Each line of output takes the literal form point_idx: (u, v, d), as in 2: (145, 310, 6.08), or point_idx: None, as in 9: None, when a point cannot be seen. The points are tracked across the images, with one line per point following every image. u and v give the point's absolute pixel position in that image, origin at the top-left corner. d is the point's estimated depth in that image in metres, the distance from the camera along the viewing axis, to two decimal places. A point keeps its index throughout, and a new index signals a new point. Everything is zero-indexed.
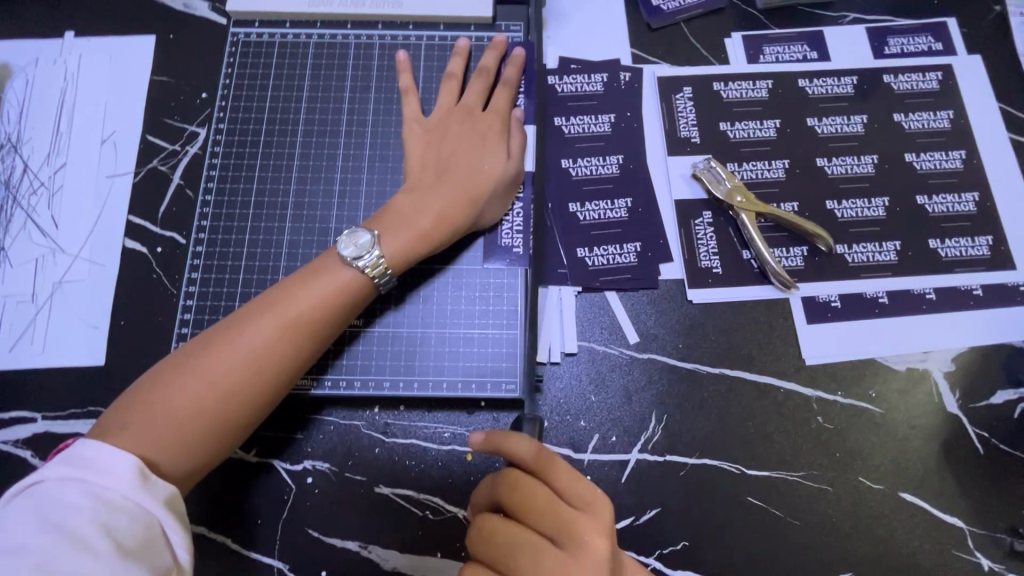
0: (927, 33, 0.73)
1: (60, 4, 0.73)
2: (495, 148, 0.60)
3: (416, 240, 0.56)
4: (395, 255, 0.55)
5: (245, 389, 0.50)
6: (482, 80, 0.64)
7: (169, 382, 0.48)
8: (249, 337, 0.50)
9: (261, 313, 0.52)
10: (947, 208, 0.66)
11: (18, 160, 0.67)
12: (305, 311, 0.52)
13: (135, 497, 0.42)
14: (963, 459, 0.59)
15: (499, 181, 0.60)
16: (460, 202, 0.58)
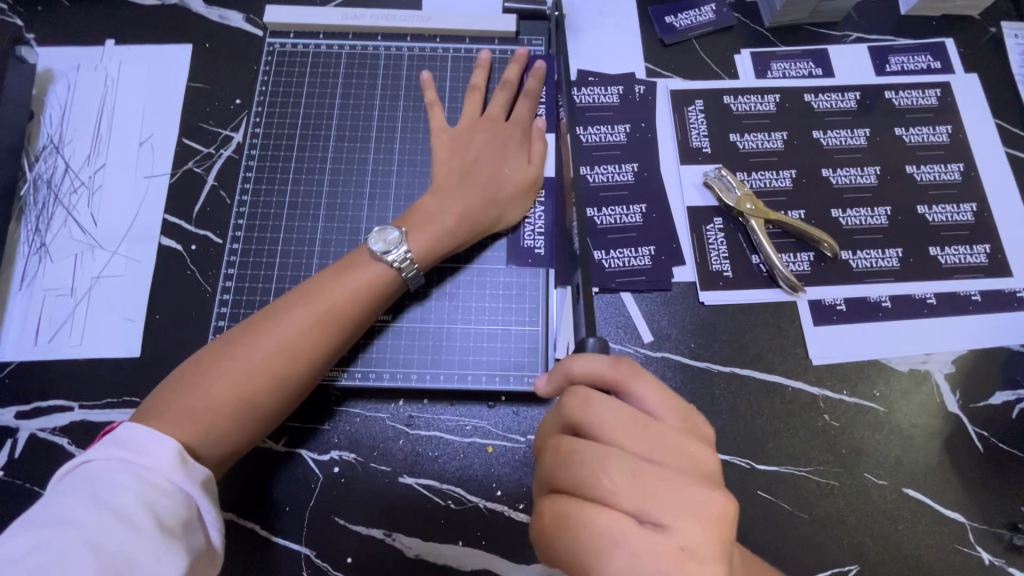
0: (926, 53, 0.77)
1: (102, 13, 0.76)
2: (517, 158, 0.64)
3: (441, 238, 0.59)
4: (421, 252, 0.58)
5: (279, 377, 0.52)
6: (505, 92, 0.67)
7: (208, 370, 0.51)
8: (284, 329, 0.53)
9: (295, 306, 0.54)
10: (946, 217, 0.70)
11: (59, 161, 0.70)
12: (337, 304, 0.55)
13: (175, 479, 0.44)
14: (964, 457, 0.62)
15: (520, 187, 0.63)
16: (483, 205, 0.61)
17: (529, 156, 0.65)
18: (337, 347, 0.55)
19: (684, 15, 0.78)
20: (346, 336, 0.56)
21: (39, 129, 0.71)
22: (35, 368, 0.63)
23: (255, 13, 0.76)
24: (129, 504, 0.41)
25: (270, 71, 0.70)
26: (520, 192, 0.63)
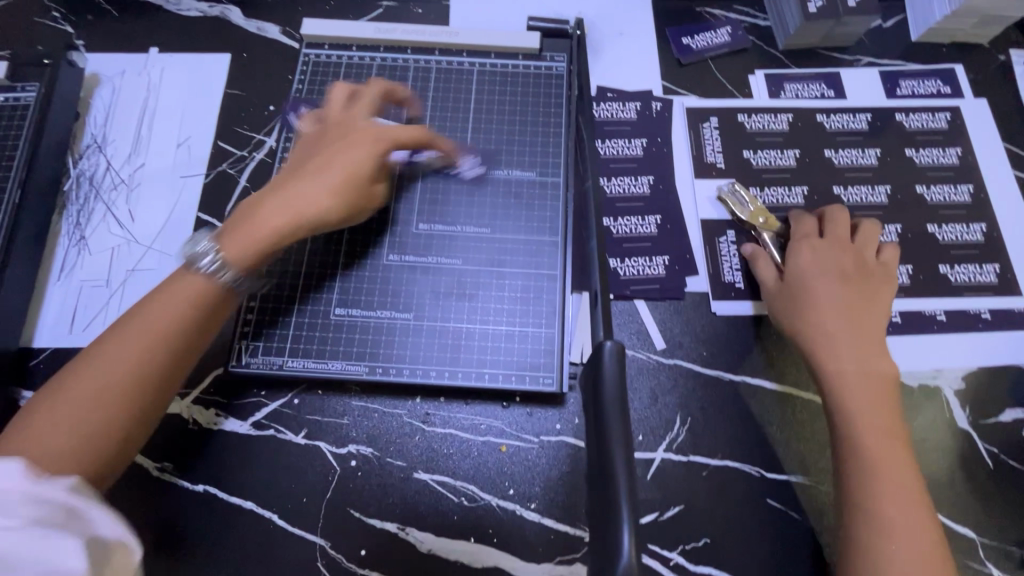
0: (936, 78, 0.79)
1: (148, 23, 0.81)
2: (364, 164, 0.58)
3: (258, 239, 0.53)
4: (233, 253, 0.52)
5: (114, 397, 0.47)
6: (367, 101, 0.65)
7: (35, 413, 0.45)
8: (109, 350, 0.48)
9: (119, 327, 0.49)
10: (956, 236, 0.71)
11: (101, 159, 0.74)
12: (161, 317, 0.49)
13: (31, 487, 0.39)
14: (974, 473, 0.62)
15: (340, 189, 0.57)
16: (317, 205, 0.56)
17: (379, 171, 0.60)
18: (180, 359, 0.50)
19: (701, 36, 0.81)
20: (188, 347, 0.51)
21: (84, 129, 0.75)
22: (69, 355, 0.65)
23: (292, 26, 0.81)
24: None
25: (309, 78, 0.73)
26: (350, 202, 0.58)
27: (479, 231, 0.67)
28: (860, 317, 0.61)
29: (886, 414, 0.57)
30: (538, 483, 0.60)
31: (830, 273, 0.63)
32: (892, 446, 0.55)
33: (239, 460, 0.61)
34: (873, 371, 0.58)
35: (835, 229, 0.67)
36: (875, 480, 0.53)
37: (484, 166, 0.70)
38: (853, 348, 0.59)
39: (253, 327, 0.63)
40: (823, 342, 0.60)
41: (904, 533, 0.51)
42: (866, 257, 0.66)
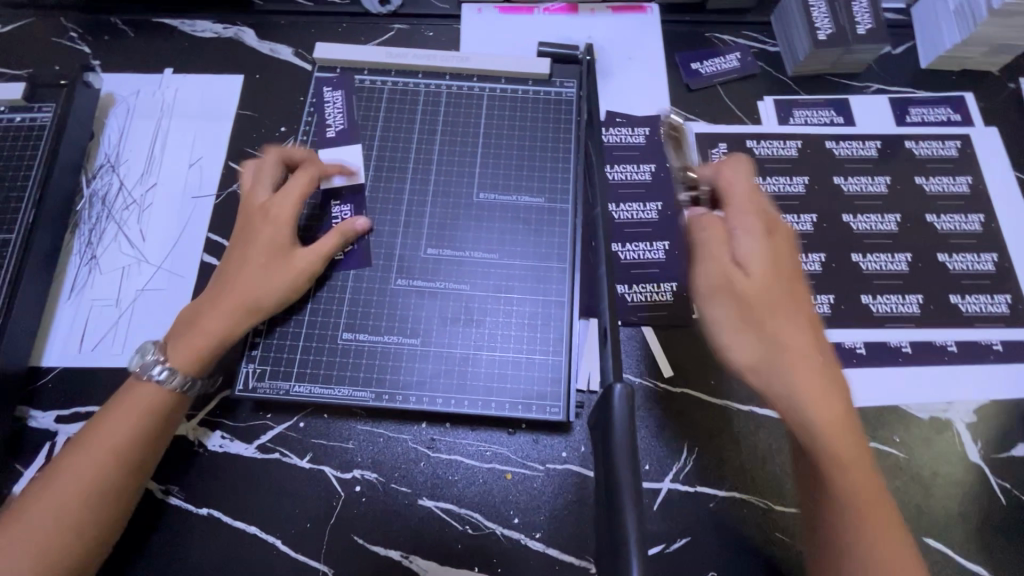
0: (946, 105, 0.79)
1: (163, 44, 0.82)
2: (279, 262, 0.61)
3: (200, 343, 0.58)
4: (181, 361, 0.57)
5: (77, 511, 0.51)
6: (301, 175, 0.65)
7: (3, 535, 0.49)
8: (69, 479, 0.52)
9: (73, 454, 0.53)
10: (966, 266, 0.71)
11: (114, 178, 0.75)
12: (112, 442, 0.54)
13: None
14: (986, 509, 0.61)
15: (276, 274, 0.61)
16: (255, 299, 0.60)
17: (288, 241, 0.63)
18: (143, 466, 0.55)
19: (710, 62, 0.81)
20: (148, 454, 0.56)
21: (97, 148, 0.76)
22: (78, 375, 0.65)
23: (305, 48, 0.82)
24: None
25: (336, 104, 0.73)
26: (282, 279, 0.61)
27: (487, 256, 0.67)
28: (776, 331, 0.51)
29: (853, 451, 0.47)
30: (543, 512, 0.60)
31: (773, 276, 0.53)
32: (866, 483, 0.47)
33: (243, 483, 0.61)
34: (832, 395, 0.48)
35: (736, 188, 0.57)
36: (853, 527, 0.46)
37: (492, 190, 0.70)
38: (811, 374, 0.49)
39: (261, 350, 0.63)
40: (766, 367, 0.50)
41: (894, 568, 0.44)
42: (770, 221, 0.56)
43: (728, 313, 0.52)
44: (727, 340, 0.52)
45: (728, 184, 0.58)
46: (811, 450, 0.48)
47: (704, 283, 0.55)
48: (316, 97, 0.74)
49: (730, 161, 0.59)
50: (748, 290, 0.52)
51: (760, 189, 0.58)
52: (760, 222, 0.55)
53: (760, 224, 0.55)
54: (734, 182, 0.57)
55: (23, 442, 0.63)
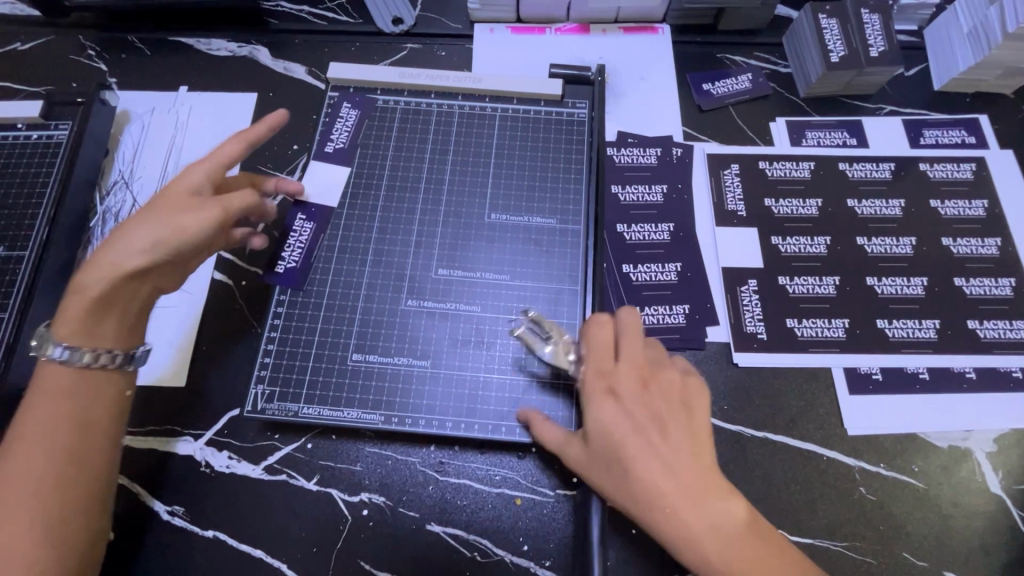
0: (961, 127, 0.79)
1: (178, 62, 0.83)
2: (174, 220, 0.56)
3: (78, 311, 0.54)
4: (64, 331, 0.53)
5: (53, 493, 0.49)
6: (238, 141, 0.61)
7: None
8: (26, 473, 0.49)
9: (20, 448, 0.50)
10: (984, 291, 0.70)
11: (127, 195, 0.75)
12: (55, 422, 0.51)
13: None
14: (1008, 543, 0.59)
15: (166, 223, 0.56)
16: (128, 261, 0.55)
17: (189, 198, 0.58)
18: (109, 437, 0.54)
19: (722, 83, 0.81)
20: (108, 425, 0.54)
21: (112, 165, 0.77)
22: None
23: (319, 67, 0.82)
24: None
25: (347, 123, 0.73)
26: (173, 230, 0.56)
27: (497, 277, 0.66)
28: (623, 483, 0.51)
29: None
30: (553, 540, 0.59)
31: (608, 440, 0.52)
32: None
33: (249, 506, 0.60)
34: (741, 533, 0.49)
35: (595, 336, 0.56)
36: None
37: (503, 211, 0.70)
38: (686, 528, 0.48)
39: (270, 370, 0.63)
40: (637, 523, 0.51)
41: None
42: (623, 356, 0.55)
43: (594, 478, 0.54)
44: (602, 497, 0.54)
45: (585, 347, 0.56)
46: None
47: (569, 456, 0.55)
48: (328, 113, 0.74)
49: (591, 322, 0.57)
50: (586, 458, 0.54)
51: (621, 329, 0.56)
52: (597, 387, 0.54)
53: (600, 388, 0.54)
54: (590, 340, 0.56)
55: None
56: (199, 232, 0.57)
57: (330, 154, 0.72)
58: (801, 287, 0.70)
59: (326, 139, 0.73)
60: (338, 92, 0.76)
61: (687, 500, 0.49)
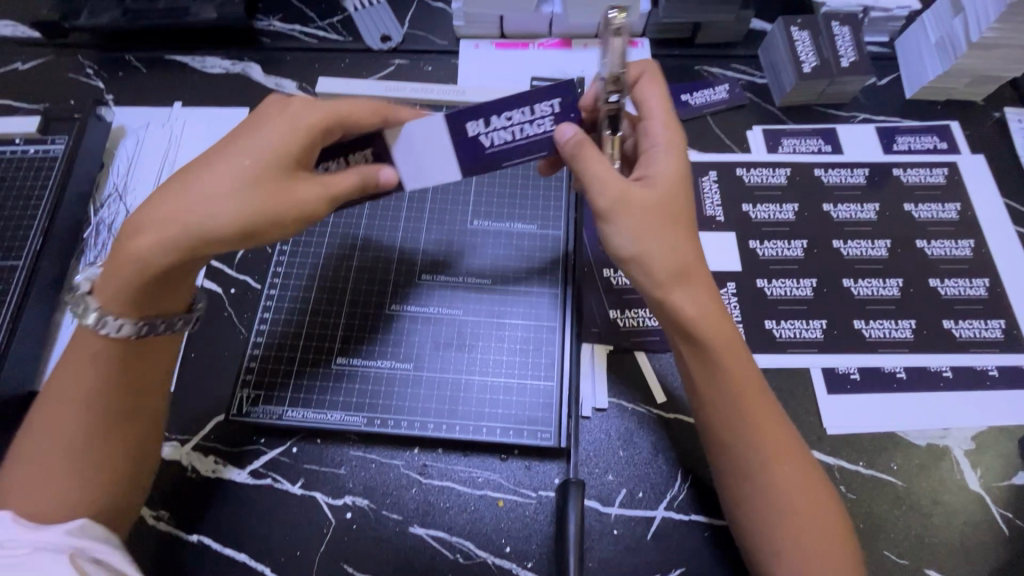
0: (932, 134, 0.81)
1: (173, 79, 0.86)
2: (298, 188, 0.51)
3: (121, 279, 0.48)
4: (115, 305, 0.49)
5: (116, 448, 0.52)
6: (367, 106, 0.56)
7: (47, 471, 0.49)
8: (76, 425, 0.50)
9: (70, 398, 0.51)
10: (958, 291, 0.71)
11: (122, 208, 0.77)
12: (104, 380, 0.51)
13: (30, 536, 0.46)
14: (987, 539, 0.60)
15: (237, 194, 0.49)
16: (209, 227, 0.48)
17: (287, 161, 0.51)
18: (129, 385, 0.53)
19: (699, 93, 0.84)
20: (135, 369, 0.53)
21: (107, 179, 0.79)
22: None
23: (309, 82, 0.85)
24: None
25: (525, 121, 0.55)
26: (259, 202, 0.49)
27: (479, 281, 0.68)
28: (675, 242, 0.54)
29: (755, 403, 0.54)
30: (535, 541, 0.59)
31: (673, 196, 0.55)
32: (759, 402, 0.54)
33: (234, 510, 0.61)
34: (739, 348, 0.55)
35: (657, 102, 0.59)
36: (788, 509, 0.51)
37: (486, 217, 0.72)
38: (706, 300, 0.55)
39: (255, 375, 0.64)
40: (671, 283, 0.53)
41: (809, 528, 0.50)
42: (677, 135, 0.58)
43: (631, 217, 0.53)
44: (627, 239, 0.53)
45: (643, 101, 0.60)
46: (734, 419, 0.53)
47: (604, 198, 0.54)
48: (536, 108, 0.54)
49: (643, 85, 0.60)
50: (642, 201, 0.54)
51: (673, 104, 0.60)
52: (670, 143, 0.57)
53: (671, 145, 0.57)
54: (649, 100, 0.59)
55: None
56: (284, 221, 0.51)
57: (478, 144, 0.56)
58: (779, 290, 0.71)
59: (480, 117, 0.54)
60: (564, 95, 0.54)
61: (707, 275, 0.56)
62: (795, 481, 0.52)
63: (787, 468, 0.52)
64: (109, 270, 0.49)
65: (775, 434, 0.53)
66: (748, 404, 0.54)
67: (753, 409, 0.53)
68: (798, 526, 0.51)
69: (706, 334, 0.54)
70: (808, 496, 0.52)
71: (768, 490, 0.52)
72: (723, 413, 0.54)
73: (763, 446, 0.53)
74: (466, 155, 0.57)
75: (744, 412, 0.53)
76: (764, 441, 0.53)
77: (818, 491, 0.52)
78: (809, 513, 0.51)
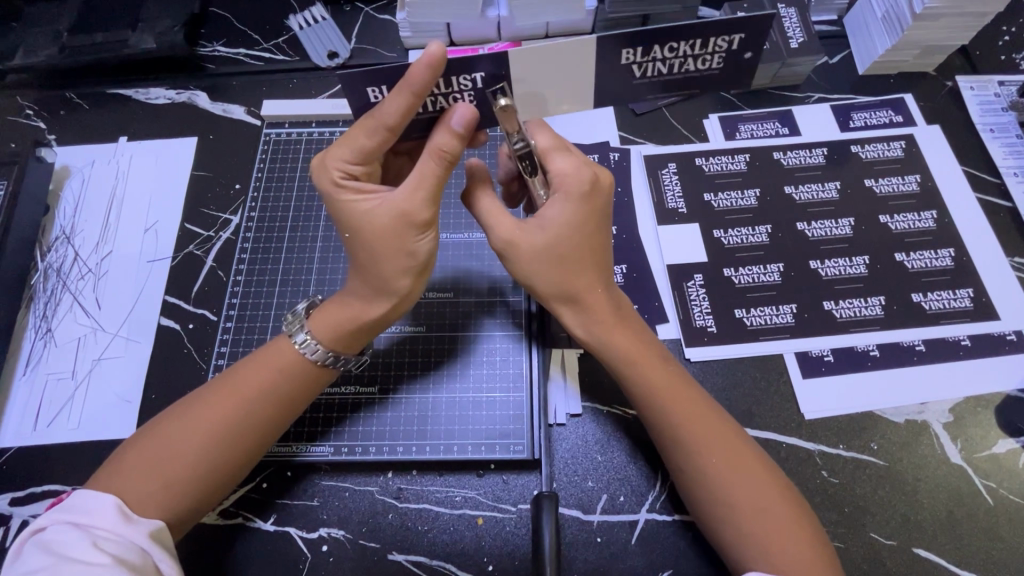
0: (887, 108, 0.81)
1: (116, 113, 0.83)
2: (388, 200, 0.51)
3: (340, 323, 0.56)
4: (323, 336, 0.56)
5: (226, 453, 0.52)
6: (402, 96, 0.47)
7: (173, 454, 0.50)
8: (212, 423, 0.52)
9: (221, 398, 0.53)
10: (925, 263, 0.71)
11: (70, 250, 0.75)
12: (252, 388, 0.54)
13: (110, 524, 0.46)
14: (973, 510, 0.59)
15: (412, 192, 0.50)
16: (379, 272, 0.53)
17: (343, 178, 0.52)
18: (283, 412, 0.55)
19: None
20: (297, 401, 0.56)
21: (53, 222, 0.77)
22: (32, 454, 0.64)
23: (256, 105, 0.83)
24: (75, 541, 0.43)
25: (688, 55, 0.47)
26: (390, 237, 0.51)
27: (442, 295, 0.68)
28: (579, 274, 0.54)
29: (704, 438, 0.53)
30: (518, 557, 0.58)
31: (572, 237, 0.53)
32: (698, 415, 0.54)
33: (201, 555, 0.58)
34: (684, 391, 0.55)
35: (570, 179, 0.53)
36: (745, 530, 0.50)
37: (443, 230, 0.72)
38: (609, 323, 0.56)
39: None
40: (574, 301, 0.55)
41: (774, 550, 0.49)
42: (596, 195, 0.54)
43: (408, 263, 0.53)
44: (532, 269, 0.54)
45: None
46: (684, 449, 0.53)
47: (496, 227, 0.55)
48: (712, 40, 0.46)
49: (534, 124, 0.55)
50: (528, 245, 0.53)
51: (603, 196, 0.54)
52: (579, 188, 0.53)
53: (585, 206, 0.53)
54: None
55: None
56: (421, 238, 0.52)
57: (626, 75, 0.48)
58: (746, 277, 0.70)
59: (642, 45, 0.46)
60: (749, 31, 0.46)
61: (607, 288, 0.56)
62: (727, 467, 0.52)
63: (735, 476, 0.51)
64: (281, 352, 0.56)
65: (723, 442, 0.53)
66: (670, 400, 0.54)
67: (711, 441, 0.53)
68: (730, 511, 0.51)
69: (623, 365, 0.55)
70: (764, 506, 0.50)
71: (716, 492, 0.51)
72: (653, 412, 0.55)
73: (700, 451, 0.52)
74: (609, 79, 0.49)
75: (693, 436, 0.53)
76: (710, 448, 0.52)
77: (760, 472, 0.52)
78: (747, 499, 0.50)
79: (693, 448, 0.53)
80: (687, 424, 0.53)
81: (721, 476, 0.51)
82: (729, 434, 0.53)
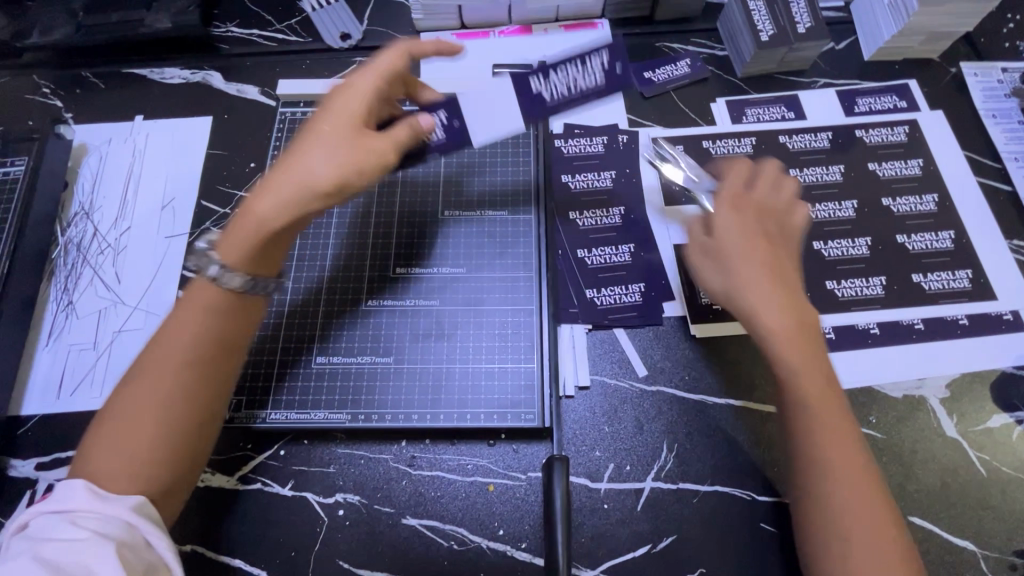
0: (891, 94, 0.82)
1: (132, 92, 0.84)
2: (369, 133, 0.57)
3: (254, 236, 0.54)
4: (237, 250, 0.54)
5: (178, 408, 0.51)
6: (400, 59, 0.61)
7: (126, 422, 0.50)
8: (161, 382, 0.51)
9: (160, 354, 0.52)
10: (926, 245, 0.72)
11: (89, 225, 0.76)
12: (186, 337, 0.52)
13: (98, 511, 0.46)
14: (965, 482, 0.61)
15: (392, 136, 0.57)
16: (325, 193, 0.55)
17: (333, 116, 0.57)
18: (222, 354, 0.54)
19: (662, 69, 0.84)
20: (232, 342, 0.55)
21: (71, 198, 0.78)
22: (57, 422, 0.66)
23: (270, 85, 0.84)
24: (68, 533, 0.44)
25: (578, 76, 0.59)
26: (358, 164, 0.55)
27: (454, 271, 0.70)
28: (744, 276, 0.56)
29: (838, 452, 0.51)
30: (527, 522, 0.60)
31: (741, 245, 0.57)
32: (838, 432, 0.52)
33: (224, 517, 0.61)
34: (836, 409, 0.53)
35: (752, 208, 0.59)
36: (843, 546, 0.49)
37: (455, 207, 0.73)
38: (789, 332, 0.54)
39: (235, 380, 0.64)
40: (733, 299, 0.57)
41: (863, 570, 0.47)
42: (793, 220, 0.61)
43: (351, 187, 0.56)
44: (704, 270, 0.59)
45: None
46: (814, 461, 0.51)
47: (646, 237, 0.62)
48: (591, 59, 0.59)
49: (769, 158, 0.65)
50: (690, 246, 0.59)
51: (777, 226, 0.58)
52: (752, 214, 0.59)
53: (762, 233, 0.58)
54: None
55: (6, 493, 0.63)
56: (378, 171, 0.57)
57: (540, 99, 0.60)
58: None
59: (541, 73, 0.59)
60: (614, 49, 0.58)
61: (795, 295, 0.56)
62: (849, 485, 0.50)
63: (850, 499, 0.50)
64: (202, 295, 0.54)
65: (853, 464, 0.51)
66: (828, 413, 0.52)
67: (845, 459, 0.51)
68: (834, 525, 0.49)
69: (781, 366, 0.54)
70: (870, 532, 0.49)
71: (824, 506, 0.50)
72: (797, 418, 0.53)
73: (830, 467, 0.51)
74: (528, 105, 0.60)
75: (829, 449, 0.51)
76: (838, 465, 0.51)
77: (867, 488, 0.50)
78: (858, 523, 0.49)
79: (829, 459, 0.51)
80: (838, 438, 0.51)
81: (843, 491, 0.50)
82: (864, 461, 0.51)
